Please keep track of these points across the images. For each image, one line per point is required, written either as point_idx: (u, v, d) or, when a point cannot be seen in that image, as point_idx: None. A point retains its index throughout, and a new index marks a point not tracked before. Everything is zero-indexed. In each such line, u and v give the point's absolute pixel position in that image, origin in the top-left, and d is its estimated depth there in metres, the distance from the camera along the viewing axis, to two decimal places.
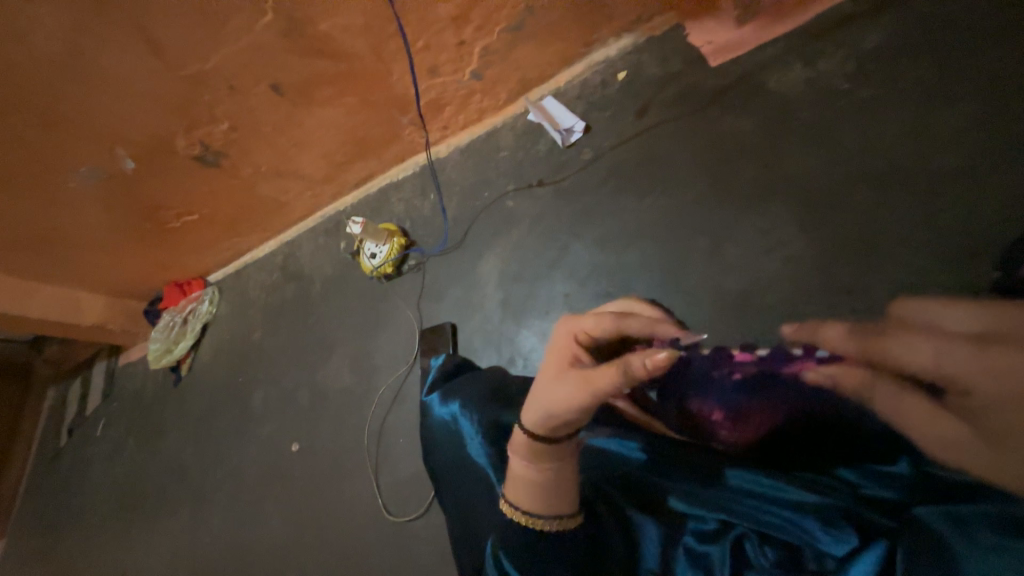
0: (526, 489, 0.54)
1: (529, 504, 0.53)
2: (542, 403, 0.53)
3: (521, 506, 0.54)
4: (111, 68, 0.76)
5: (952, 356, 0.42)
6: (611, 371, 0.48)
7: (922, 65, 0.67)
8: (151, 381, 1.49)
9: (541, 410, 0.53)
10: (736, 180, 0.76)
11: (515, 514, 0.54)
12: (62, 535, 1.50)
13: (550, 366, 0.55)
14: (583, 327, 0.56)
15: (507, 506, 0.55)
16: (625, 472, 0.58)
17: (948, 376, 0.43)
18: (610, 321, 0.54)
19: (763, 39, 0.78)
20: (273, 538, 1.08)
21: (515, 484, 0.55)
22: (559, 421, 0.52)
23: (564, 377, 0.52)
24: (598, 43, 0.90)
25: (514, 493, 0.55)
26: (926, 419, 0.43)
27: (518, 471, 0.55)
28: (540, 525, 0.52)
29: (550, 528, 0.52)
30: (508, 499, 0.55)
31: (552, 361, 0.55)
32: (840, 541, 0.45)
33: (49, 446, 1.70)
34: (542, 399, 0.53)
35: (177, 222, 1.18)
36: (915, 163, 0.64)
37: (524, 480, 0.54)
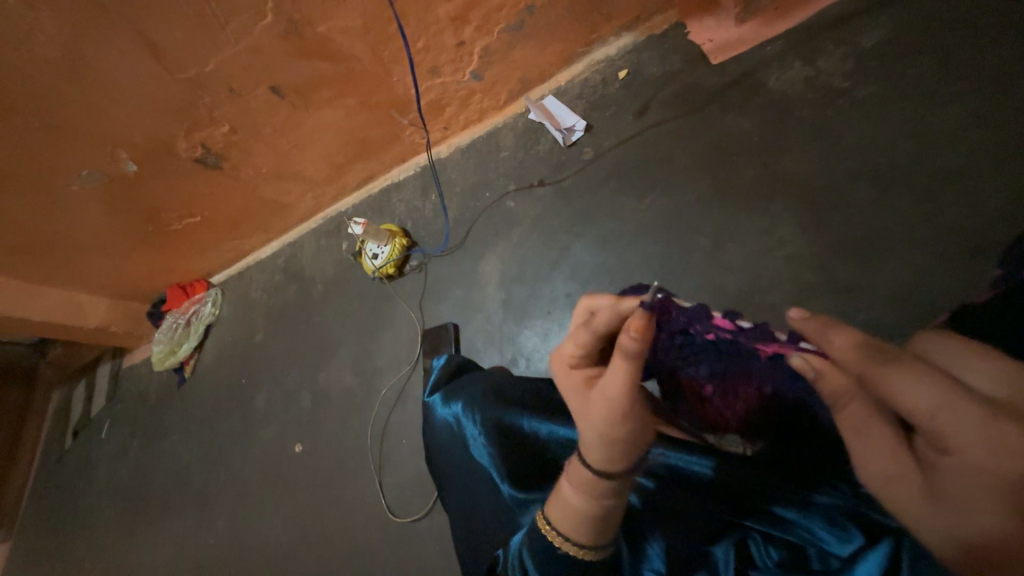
0: (578, 521, 0.49)
1: (579, 535, 0.49)
2: (588, 433, 0.48)
3: (571, 537, 0.49)
4: (111, 71, 0.76)
5: (953, 414, 0.35)
6: (619, 365, 0.45)
7: (923, 61, 0.66)
8: (155, 383, 1.50)
9: (593, 438, 0.47)
10: (738, 179, 0.75)
11: (565, 545, 0.49)
12: (68, 536, 1.51)
13: (575, 399, 0.51)
14: (570, 353, 0.54)
15: (554, 534, 0.50)
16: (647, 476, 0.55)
17: (936, 427, 0.36)
18: (584, 334, 0.52)
19: (764, 37, 0.78)
20: (277, 539, 1.08)
21: (563, 511, 0.49)
22: (619, 441, 0.47)
23: (588, 403, 0.48)
24: (598, 43, 0.90)
25: (563, 524, 0.50)
26: (881, 445, 0.39)
27: (569, 499, 0.49)
28: (579, 553, 0.49)
29: (599, 555, 0.49)
30: (548, 518, 0.51)
31: (572, 397, 0.52)
32: (845, 542, 0.45)
33: (54, 448, 1.71)
34: (587, 430, 0.48)
35: (179, 224, 1.19)
36: (917, 160, 0.64)
37: (578, 513, 0.48)
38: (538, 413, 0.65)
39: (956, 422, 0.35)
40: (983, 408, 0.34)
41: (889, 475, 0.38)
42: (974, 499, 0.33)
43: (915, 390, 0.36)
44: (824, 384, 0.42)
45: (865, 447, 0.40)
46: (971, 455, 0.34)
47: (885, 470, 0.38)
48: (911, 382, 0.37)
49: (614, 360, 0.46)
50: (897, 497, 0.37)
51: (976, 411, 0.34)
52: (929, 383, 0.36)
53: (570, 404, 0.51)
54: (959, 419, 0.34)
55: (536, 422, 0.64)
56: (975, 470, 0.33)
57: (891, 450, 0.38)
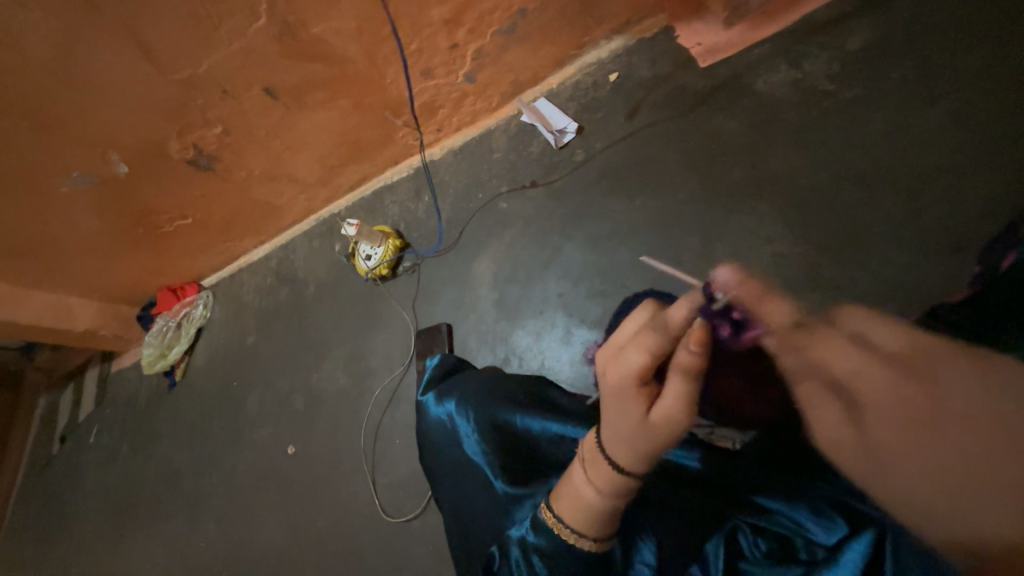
0: (592, 517, 0.49)
1: (595, 530, 0.49)
2: (635, 447, 0.46)
3: (586, 533, 0.49)
4: (103, 71, 0.76)
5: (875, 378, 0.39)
6: (686, 387, 0.44)
7: (904, 65, 0.68)
8: (144, 387, 1.48)
9: (639, 451, 0.46)
10: (725, 180, 0.77)
11: (580, 541, 0.49)
12: (55, 543, 1.48)
13: (619, 411, 0.47)
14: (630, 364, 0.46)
15: (567, 532, 0.50)
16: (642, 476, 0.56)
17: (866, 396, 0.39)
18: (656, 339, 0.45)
19: (750, 40, 0.80)
20: (269, 543, 1.07)
21: (575, 507, 0.50)
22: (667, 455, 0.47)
23: (651, 426, 0.45)
24: (589, 46, 0.91)
25: (576, 521, 0.50)
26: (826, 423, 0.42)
27: (584, 496, 0.49)
28: (586, 545, 0.49)
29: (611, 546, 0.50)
30: (554, 511, 0.51)
31: (625, 415, 0.46)
32: (831, 532, 0.45)
33: (40, 454, 1.68)
34: (639, 444, 0.46)
35: (170, 226, 1.18)
36: (898, 160, 0.66)
37: (593, 509, 0.49)
38: (532, 410, 0.66)
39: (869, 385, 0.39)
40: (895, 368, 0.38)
41: (842, 455, 0.40)
42: (899, 458, 0.35)
43: (842, 359, 0.42)
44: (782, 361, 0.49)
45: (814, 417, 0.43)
46: (886, 410, 0.37)
47: (835, 442, 0.41)
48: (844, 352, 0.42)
49: (680, 381, 0.44)
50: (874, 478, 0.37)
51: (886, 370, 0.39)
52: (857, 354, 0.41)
53: (622, 423, 0.47)
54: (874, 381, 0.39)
55: (529, 419, 0.65)
56: (889, 420, 0.37)
57: (850, 437, 0.40)
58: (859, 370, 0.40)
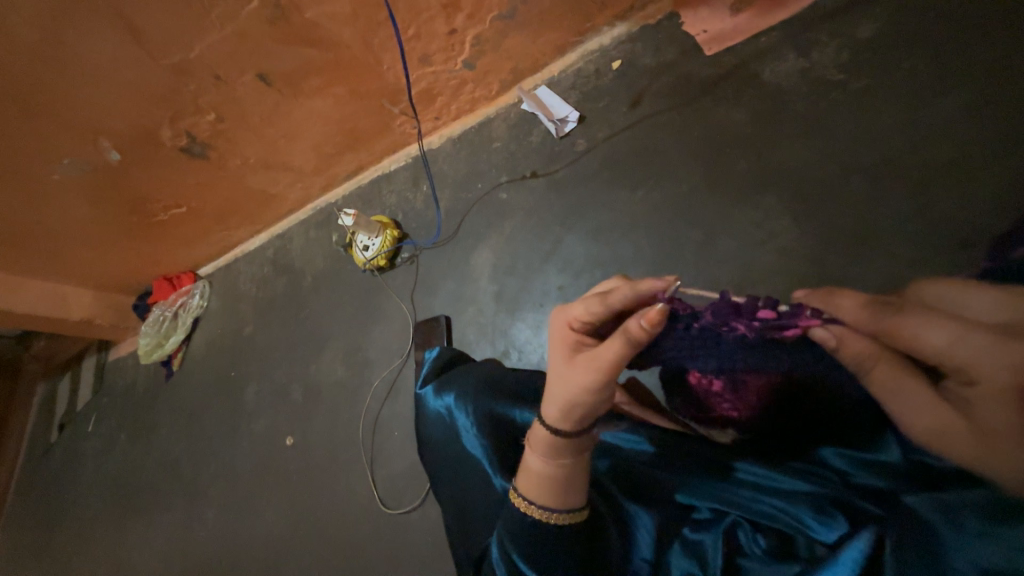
0: (540, 485, 0.51)
1: (544, 500, 0.51)
2: (561, 396, 0.49)
3: (533, 501, 0.51)
4: (92, 56, 0.73)
5: (969, 343, 0.39)
6: (614, 342, 0.45)
7: (914, 56, 0.67)
8: (142, 376, 1.48)
9: (564, 404, 0.49)
10: (730, 172, 0.75)
11: (529, 510, 0.51)
12: (56, 530, 1.49)
13: (557, 362, 0.51)
14: (575, 315, 0.51)
15: (520, 500, 0.52)
16: (618, 460, 0.59)
17: (957, 363, 0.40)
18: (597, 304, 0.48)
19: (757, 28, 0.78)
20: (269, 532, 1.08)
21: (528, 480, 0.52)
22: (581, 406, 0.48)
23: (570, 364, 0.49)
24: (592, 32, 0.89)
25: (527, 490, 0.52)
26: (917, 399, 0.42)
27: (532, 467, 0.52)
28: (540, 516, 0.50)
29: (559, 521, 0.50)
30: (516, 489, 0.53)
31: (555, 350, 0.52)
32: (830, 529, 0.45)
33: (39, 442, 1.68)
34: (566, 394, 0.49)
35: (165, 215, 1.16)
36: (906, 154, 0.65)
37: (541, 476, 0.51)
38: (531, 405, 0.66)
39: (968, 350, 0.39)
40: (996, 333, 0.38)
41: (946, 435, 0.41)
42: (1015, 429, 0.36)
43: (928, 334, 0.41)
44: (844, 350, 0.46)
45: (901, 404, 0.44)
46: (995, 380, 0.37)
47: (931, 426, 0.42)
48: (937, 327, 0.41)
49: (612, 336, 0.46)
50: (934, 426, 0.41)
51: (982, 336, 0.38)
52: (949, 327, 0.41)
53: (551, 358, 0.52)
54: (971, 348, 0.39)
55: (528, 414, 0.65)
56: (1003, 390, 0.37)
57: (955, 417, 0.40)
58: (959, 341, 0.40)
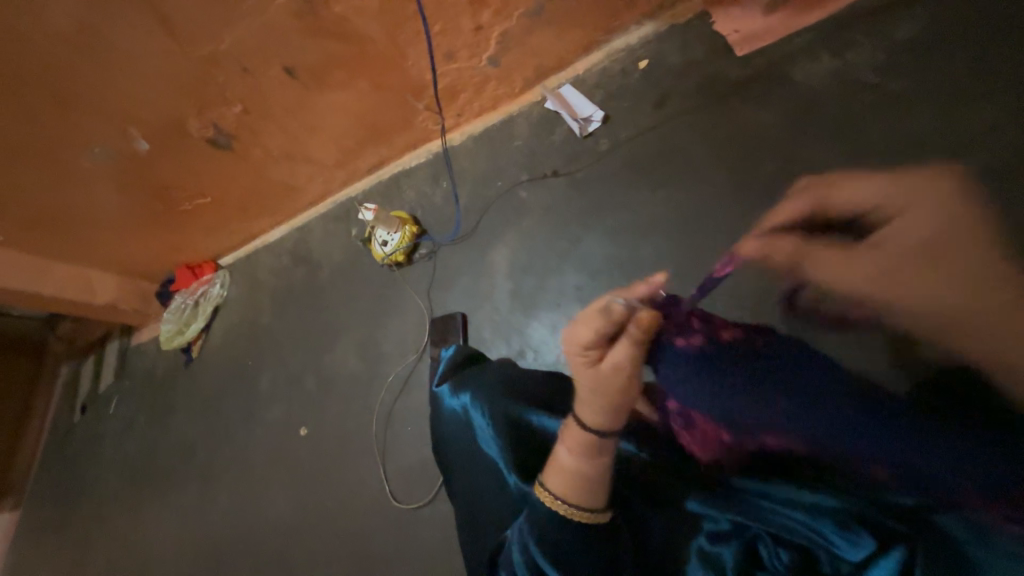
0: (574, 483, 0.51)
1: (578, 499, 0.51)
2: (593, 402, 0.49)
3: (567, 499, 0.51)
4: (125, 45, 0.75)
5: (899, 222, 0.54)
6: (623, 346, 0.48)
7: (955, 58, 0.64)
8: (162, 361, 1.51)
9: (596, 405, 0.49)
10: (757, 175, 0.74)
11: (557, 506, 0.51)
12: (75, 508, 1.53)
13: (572, 377, 0.50)
14: (577, 340, 0.48)
15: (551, 498, 0.52)
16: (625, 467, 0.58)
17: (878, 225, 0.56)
18: (600, 322, 0.47)
19: (789, 29, 0.76)
20: (280, 521, 1.09)
21: (561, 477, 0.52)
22: (613, 405, 0.49)
23: (592, 377, 0.49)
24: (619, 31, 0.88)
25: (559, 487, 0.52)
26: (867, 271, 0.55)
27: (561, 461, 0.52)
28: (572, 514, 0.50)
29: (590, 521, 0.50)
30: (545, 484, 0.53)
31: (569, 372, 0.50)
32: (857, 547, 0.44)
33: (62, 421, 1.73)
34: (595, 397, 0.49)
35: (189, 203, 1.18)
36: (947, 158, 0.62)
37: (575, 476, 0.51)
38: (549, 409, 0.65)
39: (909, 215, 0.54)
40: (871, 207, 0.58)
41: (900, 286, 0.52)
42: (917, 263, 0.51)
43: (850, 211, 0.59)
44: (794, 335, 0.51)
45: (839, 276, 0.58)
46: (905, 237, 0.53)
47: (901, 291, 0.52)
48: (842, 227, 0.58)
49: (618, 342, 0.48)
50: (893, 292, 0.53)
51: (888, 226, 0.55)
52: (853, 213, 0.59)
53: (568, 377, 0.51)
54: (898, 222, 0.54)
55: (545, 416, 0.64)
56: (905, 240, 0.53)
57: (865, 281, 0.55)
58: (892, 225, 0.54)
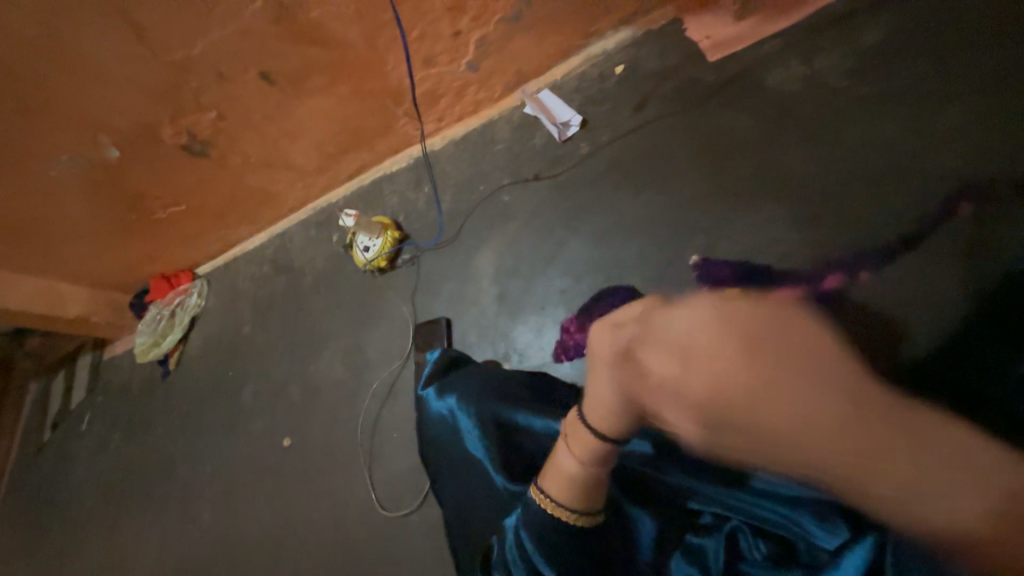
0: (564, 484, 0.51)
1: (570, 500, 0.51)
2: (622, 405, 0.48)
3: (559, 500, 0.51)
4: (93, 51, 0.73)
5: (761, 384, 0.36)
6: (677, 354, 0.46)
7: (919, 63, 0.67)
8: (137, 375, 1.47)
9: (616, 408, 0.49)
10: (732, 177, 0.76)
11: (550, 506, 0.51)
12: (47, 531, 1.47)
13: (605, 368, 0.48)
14: (627, 337, 0.46)
15: (544, 500, 0.52)
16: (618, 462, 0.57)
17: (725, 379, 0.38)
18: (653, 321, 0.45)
19: (760, 35, 0.78)
20: (265, 535, 1.07)
21: (556, 478, 0.52)
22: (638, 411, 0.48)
23: (634, 378, 0.47)
24: (596, 37, 0.89)
25: (554, 487, 0.52)
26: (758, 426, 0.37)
27: (563, 466, 0.52)
28: (563, 516, 0.51)
29: (582, 522, 0.51)
30: (538, 486, 0.53)
31: (610, 367, 0.48)
32: (832, 535, 0.46)
33: (31, 440, 1.66)
34: (625, 403, 0.48)
35: (164, 212, 1.16)
36: (912, 162, 0.65)
37: (570, 477, 0.51)
38: (537, 410, 0.65)
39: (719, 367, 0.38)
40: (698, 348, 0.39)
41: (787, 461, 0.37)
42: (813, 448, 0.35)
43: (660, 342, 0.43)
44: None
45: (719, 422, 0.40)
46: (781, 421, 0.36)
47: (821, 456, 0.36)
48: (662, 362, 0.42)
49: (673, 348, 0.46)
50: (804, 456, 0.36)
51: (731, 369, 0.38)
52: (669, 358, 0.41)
53: (607, 372, 0.48)
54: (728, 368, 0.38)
55: (535, 418, 0.64)
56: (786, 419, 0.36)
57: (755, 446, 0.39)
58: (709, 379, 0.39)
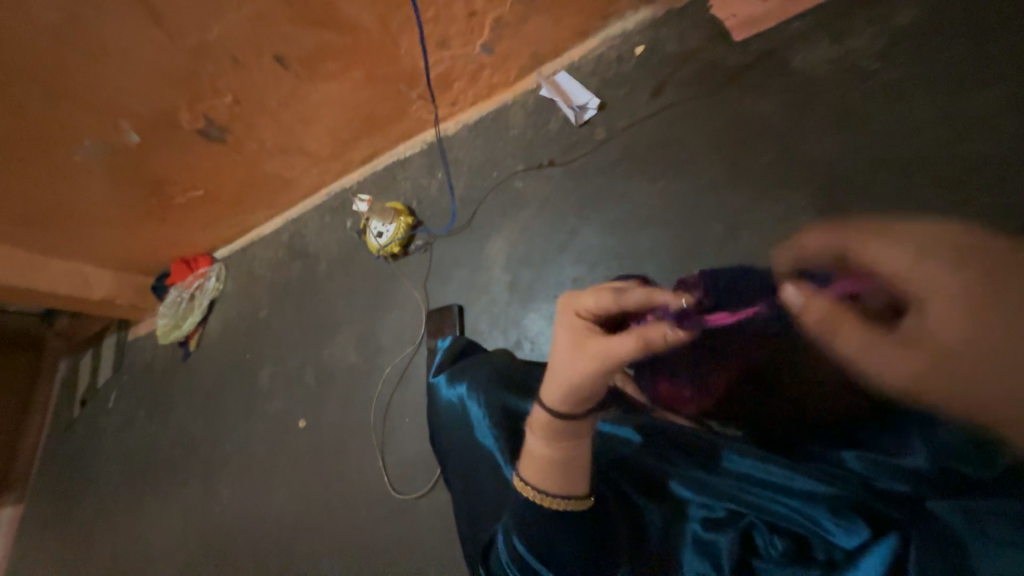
0: (541, 467, 0.53)
1: (544, 484, 0.52)
2: (567, 382, 0.50)
3: (534, 484, 0.53)
4: (111, 37, 0.73)
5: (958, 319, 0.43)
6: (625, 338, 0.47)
7: (955, 43, 0.63)
8: (160, 355, 1.51)
9: (563, 385, 0.51)
10: (755, 163, 0.73)
11: (526, 490, 0.53)
12: (78, 501, 1.54)
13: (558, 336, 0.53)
14: (584, 306, 0.52)
15: (520, 483, 0.54)
16: (618, 454, 0.58)
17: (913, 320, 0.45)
18: (611, 298, 0.50)
19: (789, 13, 0.75)
20: (281, 513, 1.10)
21: (531, 462, 0.53)
22: (580, 390, 0.50)
23: (582, 350, 0.50)
24: (615, 17, 0.86)
25: (529, 471, 0.53)
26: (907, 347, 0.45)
27: (532, 446, 0.54)
28: (539, 499, 0.52)
29: (560, 509, 0.51)
30: (517, 470, 0.55)
31: (562, 336, 0.52)
32: (851, 534, 0.44)
33: (62, 416, 1.74)
34: (568, 381, 0.50)
35: (182, 197, 1.17)
36: (942, 150, 0.62)
37: (541, 459, 0.53)
38: None
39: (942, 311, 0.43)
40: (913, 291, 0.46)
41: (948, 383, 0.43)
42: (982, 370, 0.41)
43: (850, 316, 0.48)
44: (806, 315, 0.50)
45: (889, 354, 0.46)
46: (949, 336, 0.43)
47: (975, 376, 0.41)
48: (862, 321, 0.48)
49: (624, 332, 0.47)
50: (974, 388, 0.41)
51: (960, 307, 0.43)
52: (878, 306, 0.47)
53: (557, 342, 0.52)
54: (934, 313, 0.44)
55: None
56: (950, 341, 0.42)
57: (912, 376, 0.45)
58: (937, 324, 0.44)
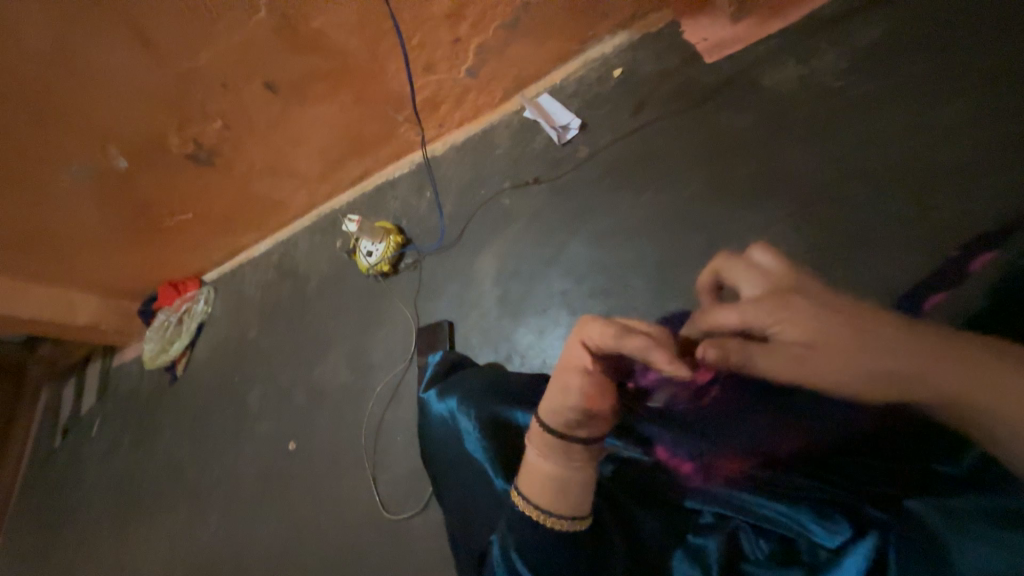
0: (536, 481, 0.51)
1: (539, 498, 0.51)
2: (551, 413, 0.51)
3: (529, 497, 0.51)
4: (102, 64, 0.75)
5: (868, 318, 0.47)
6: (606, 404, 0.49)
7: (915, 62, 0.67)
8: (146, 381, 1.49)
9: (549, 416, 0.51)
10: (731, 177, 0.76)
11: (521, 503, 0.52)
12: (58, 535, 1.49)
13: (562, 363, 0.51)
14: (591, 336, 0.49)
15: (515, 495, 0.53)
16: (619, 465, 0.60)
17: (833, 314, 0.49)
18: (614, 336, 0.47)
19: (756, 37, 0.79)
20: (271, 537, 1.07)
21: (527, 475, 0.52)
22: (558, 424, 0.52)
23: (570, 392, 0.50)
24: (594, 41, 0.90)
25: (525, 484, 0.52)
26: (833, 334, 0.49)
27: (529, 458, 0.53)
28: (533, 513, 0.50)
29: (555, 526, 0.49)
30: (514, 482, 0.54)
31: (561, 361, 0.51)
32: (834, 534, 0.45)
33: (43, 446, 1.69)
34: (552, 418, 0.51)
35: (171, 220, 1.18)
36: (913, 161, 0.65)
37: (537, 473, 0.51)
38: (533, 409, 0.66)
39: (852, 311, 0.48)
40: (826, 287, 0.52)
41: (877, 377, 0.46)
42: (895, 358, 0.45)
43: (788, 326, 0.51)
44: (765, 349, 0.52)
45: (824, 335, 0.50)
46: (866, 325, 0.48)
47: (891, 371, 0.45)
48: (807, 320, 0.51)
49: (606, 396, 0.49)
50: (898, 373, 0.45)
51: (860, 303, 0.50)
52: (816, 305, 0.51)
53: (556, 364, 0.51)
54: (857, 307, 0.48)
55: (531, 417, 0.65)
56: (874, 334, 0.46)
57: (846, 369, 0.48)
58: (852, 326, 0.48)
